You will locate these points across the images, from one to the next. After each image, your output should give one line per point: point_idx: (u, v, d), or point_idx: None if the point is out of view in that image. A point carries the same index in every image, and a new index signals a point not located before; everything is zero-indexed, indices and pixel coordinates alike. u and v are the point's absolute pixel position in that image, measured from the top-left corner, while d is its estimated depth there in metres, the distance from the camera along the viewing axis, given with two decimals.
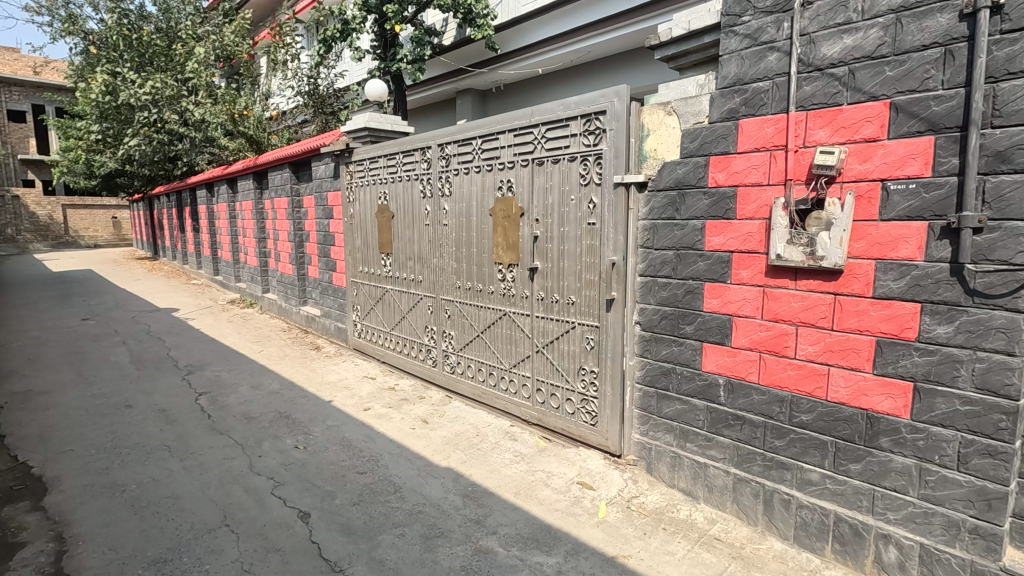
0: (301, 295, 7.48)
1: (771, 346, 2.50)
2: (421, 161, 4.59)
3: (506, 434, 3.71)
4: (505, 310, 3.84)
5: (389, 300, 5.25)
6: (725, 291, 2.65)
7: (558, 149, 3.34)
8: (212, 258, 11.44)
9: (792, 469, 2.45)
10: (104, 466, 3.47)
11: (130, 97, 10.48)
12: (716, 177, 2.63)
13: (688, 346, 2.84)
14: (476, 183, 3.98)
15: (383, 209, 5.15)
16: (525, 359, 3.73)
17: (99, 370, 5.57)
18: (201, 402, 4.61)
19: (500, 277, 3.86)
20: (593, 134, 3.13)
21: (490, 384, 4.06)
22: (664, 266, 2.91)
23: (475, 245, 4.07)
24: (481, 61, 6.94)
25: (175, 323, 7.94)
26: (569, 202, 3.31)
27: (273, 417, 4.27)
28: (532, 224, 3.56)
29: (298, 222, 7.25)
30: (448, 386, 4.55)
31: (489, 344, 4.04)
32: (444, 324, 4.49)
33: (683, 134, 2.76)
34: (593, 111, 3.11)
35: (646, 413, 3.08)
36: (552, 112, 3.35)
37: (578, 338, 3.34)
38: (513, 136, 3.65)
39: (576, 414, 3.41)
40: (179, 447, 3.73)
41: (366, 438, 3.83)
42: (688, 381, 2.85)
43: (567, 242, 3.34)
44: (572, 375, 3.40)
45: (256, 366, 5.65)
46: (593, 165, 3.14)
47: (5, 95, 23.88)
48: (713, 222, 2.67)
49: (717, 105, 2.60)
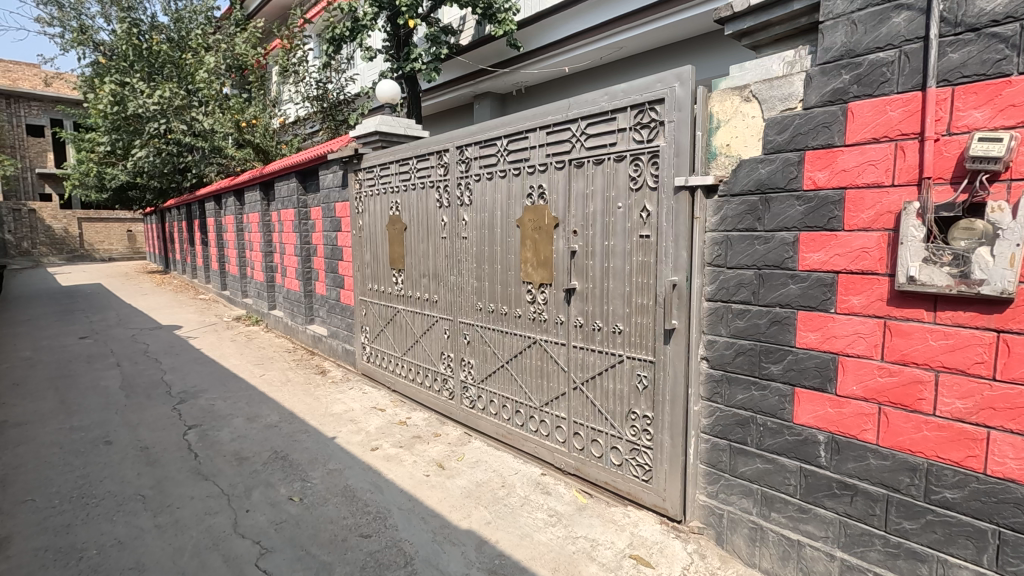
0: (307, 313, 7.00)
1: (896, 397, 1.90)
2: (437, 166, 4.06)
3: (537, 487, 3.13)
4: (536, 338, 3.28)
5: (401, 322, 4.71)
6: (828, 323, 2.06)
7: (600, 149, 2.80)
8: (219, 273, 11.04)
9: (930, 562, 1.85)
10: (64, 523, 2.94)
11: (138, 107, 10.25)
12: (816, 177, 2.07)
13: (774, 391, 2.25)
14: (501, 190, 3.45)
15: (394, 220, 4.64)
16: (560, 397, 3.16)
17: (85, 398, 5.09)
18: (189, 439, 4.09)
19: (529, 299, 3.30)
20: (647, 129, 2.59)
21: (517, 424, 3.50)
22: (741, 289, 2.34)
23: (499, 261, 3.52)
24: (502, 61, 6.43)
25: (175, 342, 7.48)
26: (615, 211, 2.75)
27: (268, 458, 3.73)
28: (569, 236, 3.01)
29: (305, 236, 6.86)
30: (466, 422, 3.99)
31: (515, 377, 3.48)
32: (463, 351, 3.94)
33: (768, 125, 2.20)
34: (647, 100, 2.56)
35: (715, 470, 2.49)
36: (594, 104, 2.81)
37: (626, 374, 2.77)
38: (545, 134, 3.11)
39: (624, 466, 2.83)
40: (156, 498, 3.20)
41: (372, 487, 3.26)
42: (774, 436, 2.26)
43: (614, 259, 2.78)
44: (620, 420, 2.83)
45: (255, 393, 5.13)
46: (647, 165, 2.59)
47: (25, 109, 24.07)
48: (810, 235, 2.09)
49: (817, 86, 2.04)
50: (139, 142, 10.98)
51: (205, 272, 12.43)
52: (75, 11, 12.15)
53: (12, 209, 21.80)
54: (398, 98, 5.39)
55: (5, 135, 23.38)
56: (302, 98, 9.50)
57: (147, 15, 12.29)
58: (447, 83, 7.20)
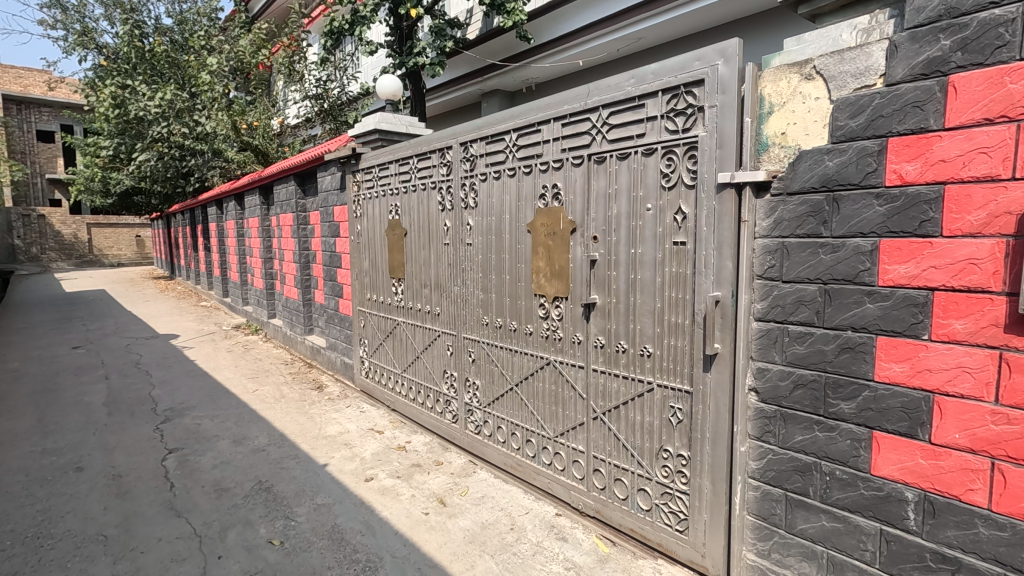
0: (306, 323, 6.63)
1: (1017, 450, 1.48)
2: (440, 165, 3.68)
3: (551, 531, 2.72)
4: (549, 358, 2.88)
5: (401, 336, 4.33)
6: (919, 353, 1.65)
7: (625, 141, 2.40)
8: (221, 280, 10.75)
9: None
10: (10, 572, 2.57)
11: (139, 109, 10.01)
12: (903, 169, 1.65)
13: (844, 433, 1.84)
14: (510, 190, 3.06)
15: (394, 225, 4.26)
16: (577, 428, 2.76)
17: (64, 416, 4.75)
18: (167, 466, 3.72)
19: (541, 314, 2.91)
20: (682, 116, 2.19)
21: (528, 455, 3.10)
22: (802, 307, 1.92)
23: (507, 271, 3.13)
24: (512, 56, 6.04)
25: (169, 353, 7.14)
26: (642, 213, 2.35)
27: (250, 490, 3.34)
28: (588, 243, 2.61)
29: (303, 241, 6.52)
30: (471, 450, 3.59)
31: (526, 402, 3.08)
32: (467, 370, 3.55)
33: (837, 107, 1.79)
34: (682, 82, 2.17)
35: (766, 524, 2.07)
36: (619, 89, 2.41)
37: (657, 405, 2.36)
38: (560, 126, 2.72)
39: (654, 511, 2.42)
40: (119, 540, 2.83)
41: (363, 528, 2.87)
42: (844, 489, 1.84)
43: (642, 269, 2.38)
44: (648, 458, 2.42)
45: (245, 411, 4.76)
46: (682, 160, 2.19)
47: (35, 115, 24.10)
48: (896, 242, 1.67)
49: (905, 56, 1.63)
50: (141, 145, 10.76)
51: (208, 278, 12.16)
52: (78, 14, 11.98)
53: (21, 215, 21.82)
54: (400, 94, 5.02)
55: (15, 141, 23.41)
56: (304, 99, 9.17)
57: (150, 17, 12.06)
58: (453, 80, 6.84)
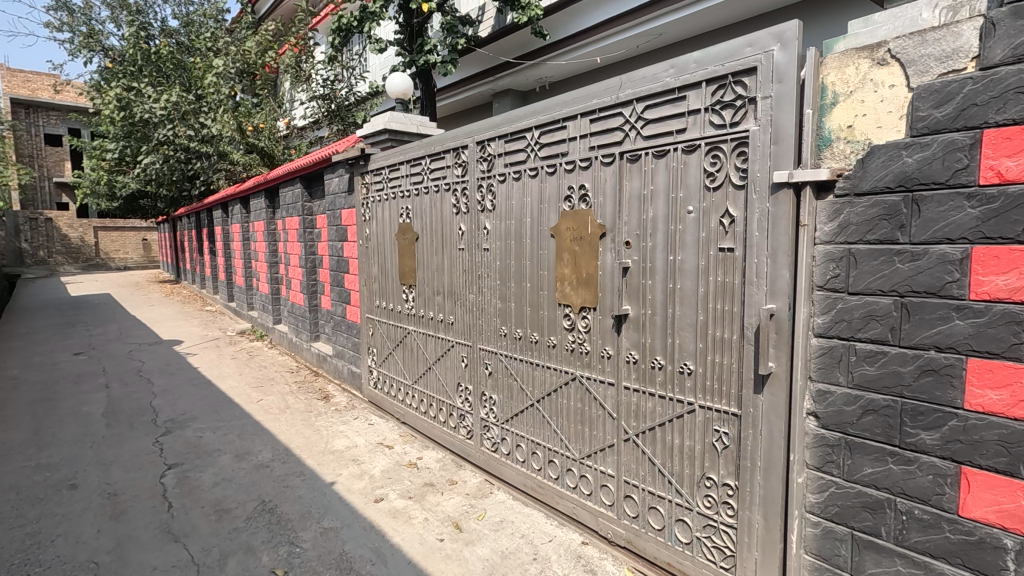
0: (312, 330, 6.44)
1: None
2: (454, 166, 3.48)
3: (578, 563, 2.49)
4: (575, 373, 2.66)
5: (412, 345, 4.13)
6: (1021, 379, 1.42)
7: (662, 137, 2.19)
8: (226, 284, 10.59)
9: None
10: None
11: (144, 111, 9.93)
12: (1003, 165, 1.43)
13: (926, 468, 1.60)
14: (531, 192, 2.85)
15: (404, 229, 4.06)
16: (606, 450, 2.54)
17: (61, 427, 4.57)
18: (165, 484, 3.51)
19: (566, 325, 2.69)
20: (729, 109, 1.98)
21: (550, 477, 2.88)
22: (873, 323, 1.69)
23: (528, 279, 2.92)
24: (526, 53, 5.84)
25: (171, 360, 6.96)
26: (683, 216, 2.14)
27: (252, 512, 3.13)
28: (620, 249, 2.39)
29: (310, 245, 6.32)
30: (487, 468, 3.38)
31: (549, 421, 2.86)
32: (483, 384, 3.34)
33: (918, 95, 1.57)
34: (730, 71, 1.96)
35: (827, 566, 1.84)
36: (656, 80, 2.21)
37: (699, 428, 2.14)
38: (587, 121, 2.51)
39: (695, 545, 2.19)
40: (111, 568, 2.63)
41: (374, 557, 2.65)
42: (925, 531, 1.61)
43: (683, 278, 2.16)
44: (688, 486, 2.20)
45: (249, 423, 4.56)
46: (730, 157, 1.98)
47: (43, 119, 24.14)
48: (993, 250, 1.45)
49: (1006, 34, 1.41)
50: (147, 148, 10.66)
51: (213, 282, 12.01)
52: (85, 16, 11.91)
53: (29, 219, 21.86)
54: (410, 93, 4.84)
55: (23, 144, 23.43)
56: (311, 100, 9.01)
57: (156, 19, 11.96)
58: (465, 80, 6.64)
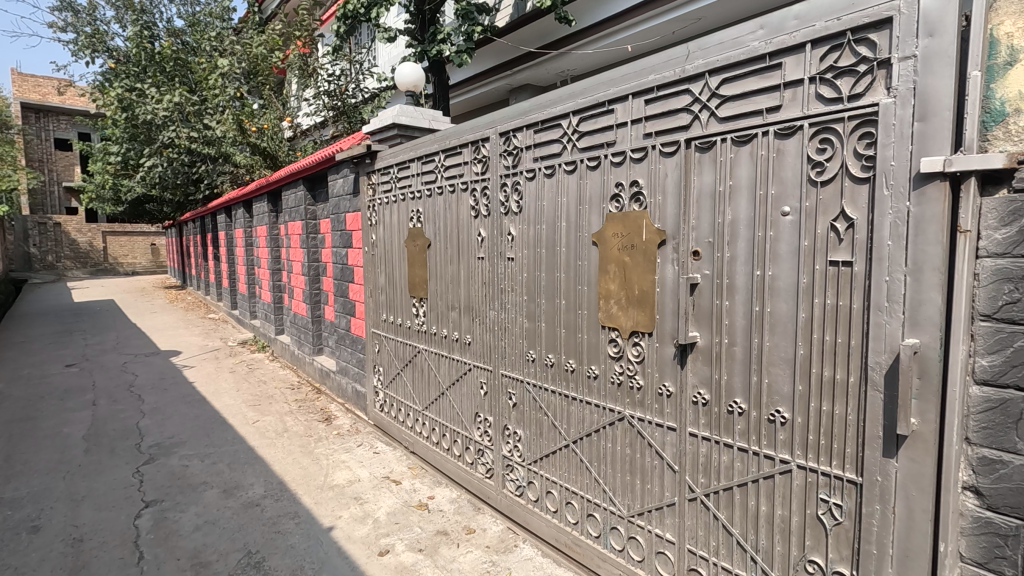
0: (315, 342, 6.01)
1: None
2: (473, 162, 3.00)
3: None
4: (623, 413, 2.18)
5: (422, 366, 3.66)
6: None
7: (747, 119, 1.71)
8: (229, 291, 10.20)
9: None
10: None
11: (146, 112, 9.60)
12: None
13: None
14: (568, 190, 2.37)
15: (415, 235, 3.60)
16: (664, 509, 2.04)
17: (35, 453, 4.13)
18: (139, 528, 3.05)
19: (613, 354, 2.20)
20: (848, 77, 1.49)
21: (590, 534, 2.40)
22: None
23: (563, 295, 2.43)
24: (548, 44, 5.39)
25: (167, 373, 6.54)
26: (776, 220, 1.65)
27: (235, 567, 2.66)
28: (686, 260, 1.90)
29: (312, 253, 5.87)
30: (510, 514, 2.89)
31: (589, 467, 2.37)
32: (506, 417, 2.86)
33: None
34: (848, 27, 1.48)
35: None
36: (738, 46, 1.73)
37: (797, 496, 1.64)
38: (641, 102, 2.03)
39: None
40: None
41: None
42: None
43: (777, 300, 1.66)
44: (781, 569, 1.69)
45: (241, 450, 4.10)
46: (849, 142, 1.49)
47: (54, 123, 24.10)
48: None
49: None
50: (149, 151, 10.34)
51: (217, 288, 11.63)
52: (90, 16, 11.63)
53: (38, 223, 21.75)
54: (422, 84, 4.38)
55: (33, 149, 23.38)
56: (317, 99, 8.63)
57: (161, 19, 11.67)
58: (480, 74, 6.20)
